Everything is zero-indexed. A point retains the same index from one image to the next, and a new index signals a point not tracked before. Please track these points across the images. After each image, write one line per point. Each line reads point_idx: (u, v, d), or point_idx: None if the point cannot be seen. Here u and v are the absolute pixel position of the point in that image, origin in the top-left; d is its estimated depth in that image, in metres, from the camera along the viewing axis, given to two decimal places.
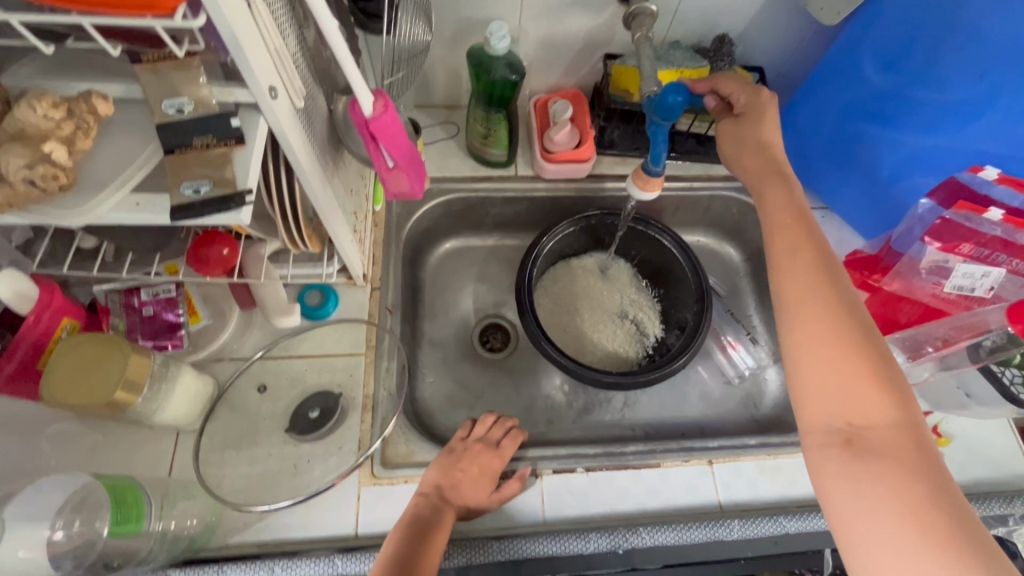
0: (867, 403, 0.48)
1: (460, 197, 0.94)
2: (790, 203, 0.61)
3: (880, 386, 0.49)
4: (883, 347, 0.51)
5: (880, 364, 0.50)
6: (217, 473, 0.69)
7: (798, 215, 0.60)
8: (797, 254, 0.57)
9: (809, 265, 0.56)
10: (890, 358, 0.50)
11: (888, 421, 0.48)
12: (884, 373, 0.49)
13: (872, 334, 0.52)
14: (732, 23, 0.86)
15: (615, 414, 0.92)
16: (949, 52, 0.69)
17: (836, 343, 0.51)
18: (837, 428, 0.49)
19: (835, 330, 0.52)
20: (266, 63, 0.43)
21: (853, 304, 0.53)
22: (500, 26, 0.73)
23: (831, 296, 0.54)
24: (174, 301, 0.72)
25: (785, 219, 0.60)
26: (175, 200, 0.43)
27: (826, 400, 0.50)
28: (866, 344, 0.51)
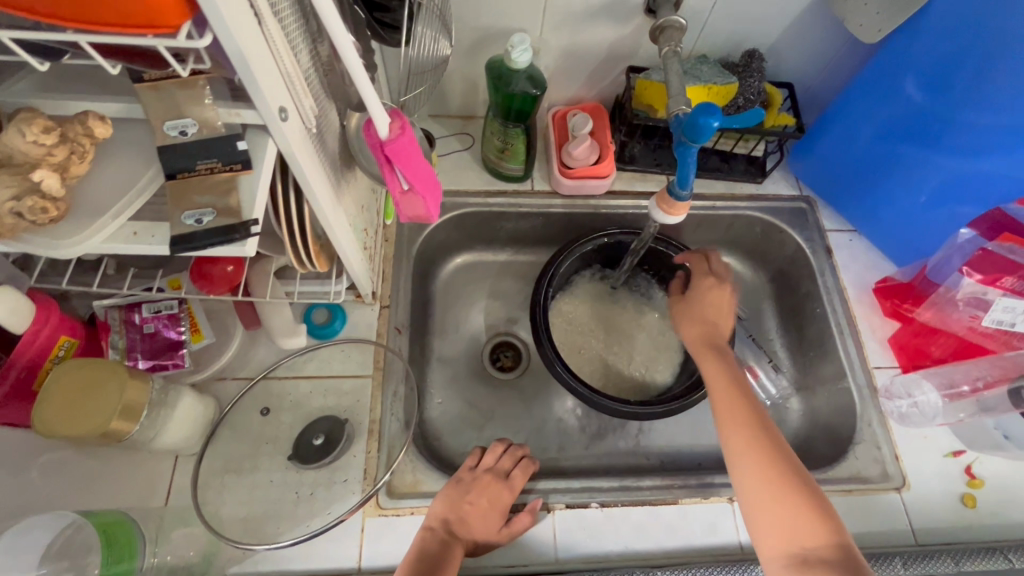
0: (809, 527, 0.55)
1: (474, 211, 0.91)
2: (723, 366, 0.69)
3: (813, 508, 0.56)
4: (794, 457, 0.60)
5: (800, 479, 0.58)
6: (217, 499, 0.67)
7: (732, 380, 0.67)
8: (736, 416, 0.64)
9: (738, 410, 0.64)
10: (806, 470, 0.59)
11: (827, 543, 0.54)
12: (805, 490, 0.57)
13: (786, 447, 0.61)
14: (764, 37, 0.82)
15: (629, 441, 0.89)
16: (998, 76, 0.64)
17: (765, 463, 0.59)
18: (791, 555, 0.55)
19: (761, 453, 0.60)
20: (275, 82, 0.40)
21: (777, 434, 0.62)
22: (522, 38, 0.70)
23: (758, 423, 0.62)
24: (176, 318, 0.69)
25: (720, 380, 0.67)
26: (175, 229, 0.41)
27: (776, 529, 0.56)
28: (786, 461, 0.59)
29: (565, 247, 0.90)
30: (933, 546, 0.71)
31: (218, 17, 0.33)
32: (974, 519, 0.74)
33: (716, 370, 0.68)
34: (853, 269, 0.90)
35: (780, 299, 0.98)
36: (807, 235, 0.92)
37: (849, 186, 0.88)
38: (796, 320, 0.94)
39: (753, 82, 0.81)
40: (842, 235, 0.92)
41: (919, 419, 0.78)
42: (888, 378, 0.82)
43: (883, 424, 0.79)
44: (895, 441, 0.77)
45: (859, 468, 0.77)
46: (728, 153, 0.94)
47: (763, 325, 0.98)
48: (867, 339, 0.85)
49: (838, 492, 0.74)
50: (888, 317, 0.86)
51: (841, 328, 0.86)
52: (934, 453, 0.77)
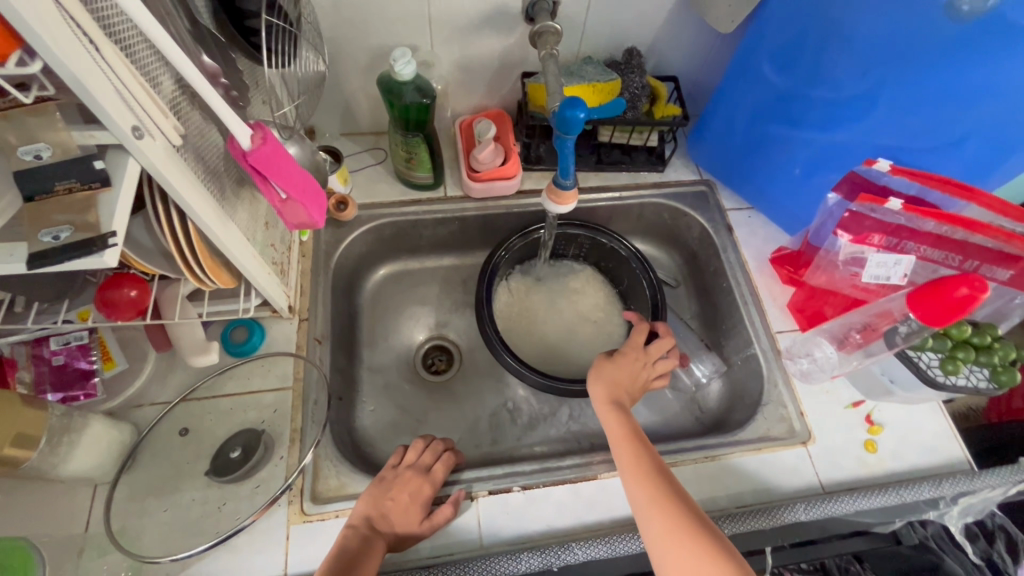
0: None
1: (391, 221, 0.94)
2: (624, 420, 0.72)
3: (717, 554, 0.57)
4: (693, 505, 0.62)
5: (702, 528, 0.60)
6: (137, 523, 0.66)
7: (633, 438, 0.69)
8: (647, 475, 0.65)
9: (643, 468, 0.66)
10: (706, 518, 0.61)
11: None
12: (708, 540, 0.59)
13: (686, 497, 0.63)
14: (641, 36, 0.88)
15: (560, 428, 0.92)
16: (835, 51, 0.71)
17: (669, 519, 0.60)
18: None
19: (663, 509, 0.61)
20: (124, 102, 0.43)
21: (679, 487, 0.64)
22: (403, 52, 0.74)
23: (660, 478, 0.64)
24: (86, 348, 0.71)
25: (622, 437, 0.69)
26: (33, 247, 0.42)
27: None
28: (684, 511, 0.61)
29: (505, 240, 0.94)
30: (838, 492, 0.76)
31: (44, 45, 0.36)
32: (875, 462, 0.78)
33: (618, 428, 0.71)
34: (752, 243, 0.95)
35: (694, 280, 1.03)
36: (709, 216, 0.98)
37: (738, 167, 0.94)
38: (710, 297, 0.99)
39: (635, 78, 0.88)
40: (741, 213, 0.98)
41: (820, 375, 0.83)
42: (790, 340, 0.87)
43: (787, 384, 0.84)
44: (799, 398, 0.82)
45: (768, 428, 0.81)
46: (628, 145, 1.00)
47: (681, 305, 1.02)
48: (769, 306, 0.90)
49: (748, 451, 0.78)
50: (786, 284, 0.91)
51: (745, 299, 0.91)
52: (836, 406, 0.82)
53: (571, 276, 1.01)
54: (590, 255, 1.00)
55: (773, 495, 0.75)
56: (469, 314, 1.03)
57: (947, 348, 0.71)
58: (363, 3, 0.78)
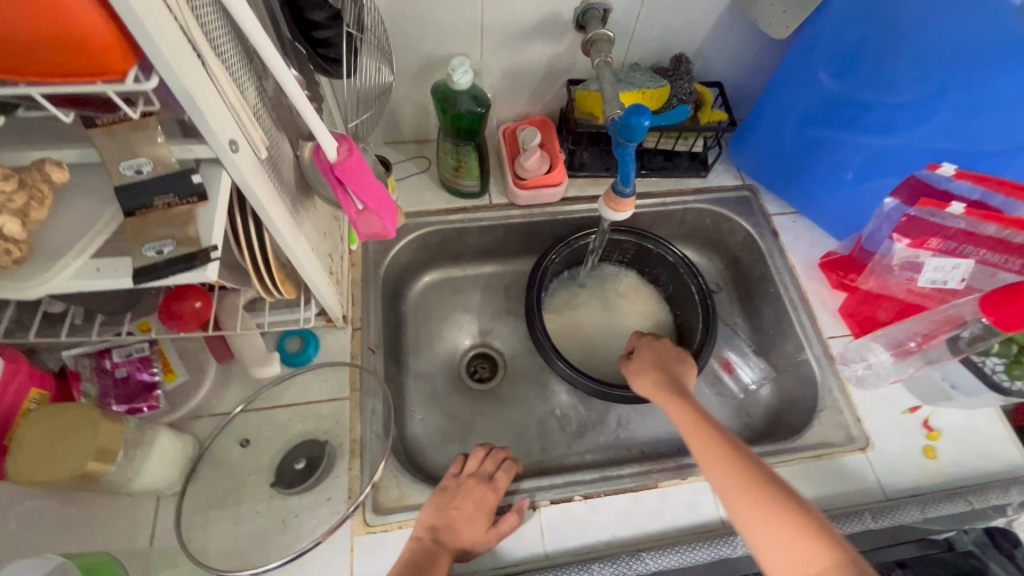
0: (808, 553, 0.53)
1: (436, 229, 0.94)
2: (686, 406, 0.69)
3: (806, 529, 0.54)
4: (778, 480, 0.59)
5: (790, 502, 0.57)
6: (202, 536, 0.66)
7: (699, 419, 0.67)
8: (721, 456, 0.62)
9: (716, 448, 0.63)
10: (794, 492, 0.58)
11: (827, 565, 0.52)
12: (798, 515, 0.55)
13: (769, 473, 0.60)
14: (689, 42, 0.88)
15: (610, 436, 0.91)
16: (895, 57, 0.71)
17: (752, 499, 0.58)
18: None
19: (745, 490, 0.59)
20: (224, 117, 0.43)
21: (761, 463, 0.61)
22: (461, 61, 0.74)
23: (738, 457, 0.61)
24: (148, 359, 0.71)
25: (688, 422, 0.67)
26: (137, 262, 0.43)
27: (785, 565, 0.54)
28: (768, 487, 0.58)
29: (552, 247, 0.93)
30: (901, 498, 0.75)
31: (162, 59, 0.36)
32: (936, 468, 0.78)
33: (682, 413, 0.69)
34: (799, 247, 0.95)
35: (737, 285, 1.02)
36: (754, 221, 0.97)
37: (785, 171, 0.94)
38: (755, 301, 0.98)
39: (683, 84, 0.87)
40: (786, 218, 0.98)
41: (876, 381, 0.83)
42: (843, 346, 0.87)
43: (843, 390, 0.83)
44: (856, 404, 0.82)
45: (826, 435, 0.80)
46: (671, 152, 1.00)
47: (725, 310, 1.02)
48: (819, 311, 0.90)
49: (807, 459, 0.77)
50: (836, 289, 0.91)
51: (794, 304, 0.91)
52: (893, 411, 0.81)
53: (614, 283, 1.01)
54: (633, 262, 1.00)
55: (834, 502, 0.75)
56: (512, 321, 1.02)
57: (1012, 354, 0.72)
58: (417, 12, 0.78)
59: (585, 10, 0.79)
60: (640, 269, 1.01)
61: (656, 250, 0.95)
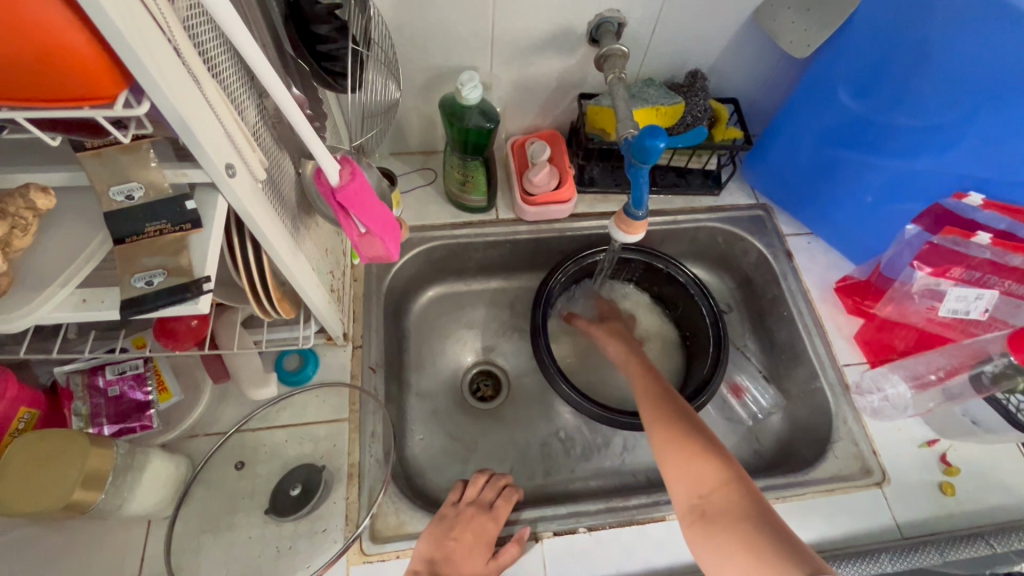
0: (701, 471, 0.63)
1: (441, 244, 0.92)
2: (637, 360, 0.83)
3: (706, 455, 0.64)
4: (696, 421, 0.69)
5: (700, 435, 0.67)
6: (194, 561, 0.64)
7: (642, 368, 0.81)
8: (649, 395, 0.75)
9: (649, 392, 0.75)
10: (705, 430, 0.68)
11: (717, 483, 0.62)
12: (700, 442, 0.66)
13: (688, 412, 0.71)
14: (704, 58, 0.86)
15: (615, 460, 0.89)
16: (919, 79, 0.68)
17: (668, 427, 0.68)
18: (693, 504, 0.62)
19: (664, 423, 0.69)
20: (220, 140, 0.40)
21: (680, 401, 0.73)
22: (470, 76, 0.72)
23: (666, 400, 0.73)
24: (142, 377, 0.68)
25: (636, 372, 0.80)
26: (125, 293, 0.40)
27: (681, 482, 0.64)
28: (685, 421, 0.69)
29: (558, 265, 0.91)
30: (917, 538, 0.72)
31: (154, 83, 0.34)
32: (954, 505, 0.75)
33: (632, 367, 0.82)
34: (814, 270, 0.92)
35: (748, 306, 1.00)
36: (768, 241, 0.95)
37: (801, 191, 0.91)
38: (767, 324, 0.95)
39: (698, 101, 0.85)
40: (800, 239, 0.95)
41: (892, 412, 0.80)
42: (858, 374, 0.84)
43: (858, 421, 0.80)
44: (871, 435, 0.79)
45: (839, 467, 0.78)
46: (684, 168, 0.97)
47: (735, 331, 0.99)
48: (834, 337, 0.87)
49: (820, 493, 0.75)
50: (852, 315, 0.88)
51: (808, 329, 0.88)
52: (909, 444, 0.79)
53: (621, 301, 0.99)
54: (642, 280, 0.97)
55: (848, 539, 0.72)
56: (517, 338, 1.00)
57: None
58: (425, 23, 0.75)
59: (598, 23, 0.77)
60: (649, 288, 0.98)
61: (666, 270, 0.92)
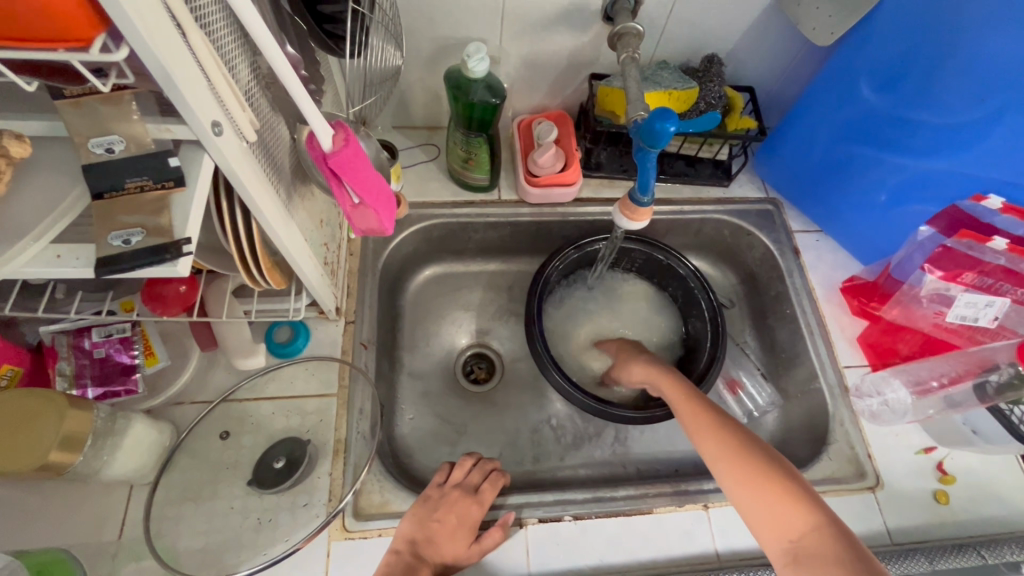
0: (789, 515, 0.56)
1: (441, 222, 0.90)
2: (677, 380, 0.75)
3: (789, 496, 0.57)
4: (768, 450, 0.62)
5: (777, 469, 0.59)
6: (173, 529, 0.64)
7: (689, 392, 0.73)
8: (704, 425, 0.68)
9: (704, 418, 0.68)
10: (782, 461, 0.60)
11: (808, 526, 0.54)
12: (779, 476, 0.59)
13: (757, 440, 0.64)
14: (722, 43, 0.83)
15: (605, 450, 0.88)
16: (948, 75, 0.65)
17: (735, 462, 0.61)
18: (785, 550, 0.54)
19: (732, 455, 0.63)
20: (206, 96, 0.38)
21: (745, 430, 0.66)
22: (478, 47, 0.69)
23: (727, 427, 0.66)
24: (128, 341, 0.67)
25: (681, 398, 0.72)
26: (102, 252, 0.39)
27: (767, 526, 0.57)
28: (757, 454, 0.61)
29: (558, 251, 0.89)
30: (908, 545, 0.71)
31: (133, 30, 0.32)
32: (947, 514, 0.74)
33: (674, 390, 0.74)
34: (820, 269, 0.90)
35: (751, 301, 0.98)
36: (774, 237, 0.92)
37: (813, 188, 0.89)
38: (769, 321, 0.94)
39: (713, 87, 0.82)
40: (809, 236, 0.93)
41: (890, 417, 0.78)
42: (858, 377, 0.82)
43: (855, 424, 0.79)
44: (867, 440, 0.77)
45: (834, 470, 0.76)
46: (694, 157, 0.94)
47: (735, 327, 0.98)
48: (836, 338, 0.85)
49: None
50: (857, 316, 0.86)
51: (811, 328, 0.86)
52: (905, 450, 0.77)
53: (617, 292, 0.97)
54: (641, 271, 0.95)
55: None
56: (513, 322, 0.99)
57: None
58: None
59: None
60: (649, 279, 0.96)
61: (668, 262, 0.90)
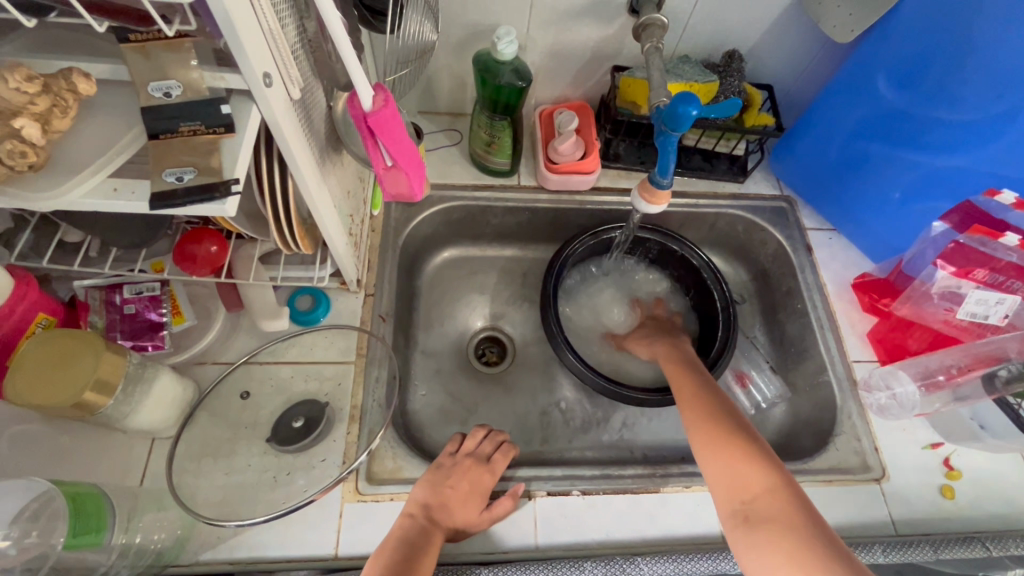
0: (748, 477, 0.60)
1: (461, 205, 0.92)
2: (676, 355, 0.81)
3: (752, 461, 0.61)
4: (741, 422, 0.67)
5: (745, 439, 0.64)
6: (192, 482, 0.65)
7: (682, 367, 0.78)
8: (687, 394, 0.73)
9: (688, 389, 0.74)
10: (751, 433, 0.65)
11: (763, 489, 0.58)
12: (747, 444, 0.63)
13: (733, 412, 0.68)
14: (743, 40, 0.85)
15: (613, 435, 0.89)
16: (963, 73, 0.67)
17: (708, 428, 0.66)
18: (737, 509, 0.59)
19: (707, 422, 0.67)
20: (260, 47, 0.41)
21: (727, 404, 0.70)
22: (507, 30, 0.72)
23: (707, 399, 0.71)
24: (157, 300, 0.70)
25: (672, 369, 0.78)
26: (156, 187, 0.41)
27: (724, 487, 0.61)
28: (729, 424, 0.66)
29: (575, 237, 0.90)
30: (913, 536, 0.72)
31: None
32: (952, 509, 0.74)
33: (670, 361, 0.81)
34: (832, 266, 0.91)
35: (762, 297, 0.99)
36: (788, 233, 0.94)
37: (829, 186, 0.90)
38: (779, 316, 0.95)
39: (733, 81, 0.84)
40: (822, 234, 0.94)
41: (899, 411, 0.79)
42: (867, 372, 0.83)
43: (862, 416, 0.79)
44: (875, 433, 0.78)
45: (840, 460, 0.77)
46: (710, 152, 0.96)
47: (746, 322, 0.99)
48: (847, 333, 0.86)
49: (818, 482, 0.74)
50: (867, 313, 0.87)
51: (821, 323, 0.87)
52: (912, 445, 0.78)
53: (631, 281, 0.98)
54: (655, 262, 0.97)
55: (841, 531, 0.72)
56: (526, 308, 1.00)
57: None
58: None
59: None
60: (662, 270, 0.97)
61: (682, 253, 0.92)
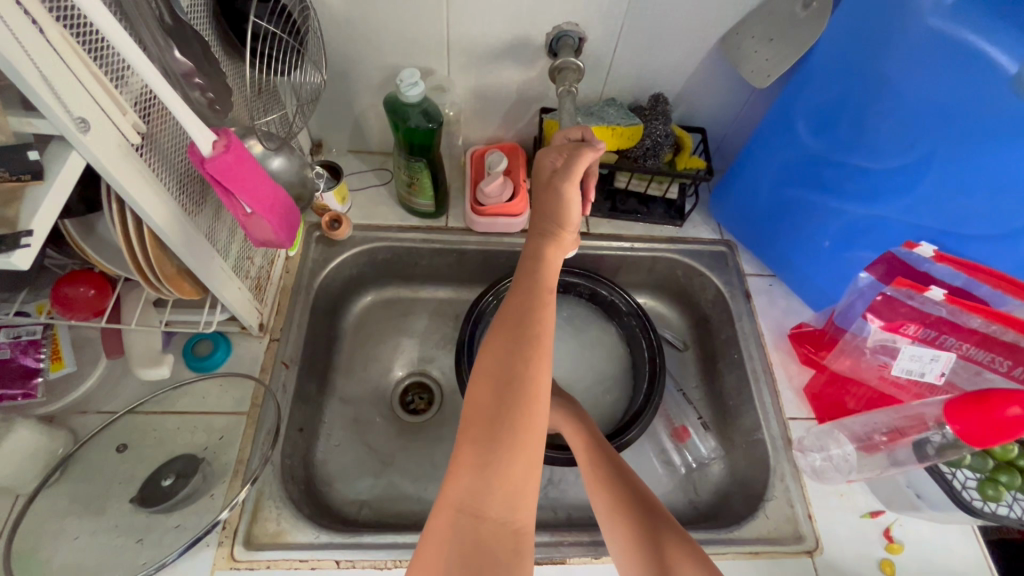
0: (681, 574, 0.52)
1: (385, 245, 0.89)
2: (576, 423, 0.70)
3: (681, 552, 0.53)
4: (654, 501, 0.59)
5: (666, 527, 0.56)
6: (49, 546, 0.60)
7: (587, 438, 0.68)
8: (597, 473, 0.64)
9: (595, 468, 0.64)
10: (667, 514, 0.57)
11: None
12: (667, 532, 0.55)
13: (645, 492, 0.60)
14: (669, 84, 0.83)
15: (538, 493, 0.83)
16: (880, 118, 0.63)
17: (625, 519, 0.58)
18: None
19: (620, 511, 0.59)
20: (68, 93, 0.39)
21: (637, 482, 0.62)
22: (411, 73, 0.71)
23: (617, 479, 0.62)
24: (36, 344, 0.66)
25: (578, 443, 0.68)
26: None
27: None
28: (645, 507, 0.58)
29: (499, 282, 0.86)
30: None
31: None
32: None
33: (572, 433, 0.70)
34: (771, 314, 0.87)
35: (703, 345, 0.94)
36: (727, 279, 0.90)
37: (761, 233, 0.87)
38: (718, 366, 0.90)
39: (659, 125, 0.81)
40: (762, 280, 0.90)
41: (834, 475, 0.73)
42: (803, 430, 0.77)
43: (796, 480, 0.74)
44: (809, 499, 0.72)
45: (770, 528, 0.71)
46: (645, 195, 0.93)
47: (686, 371, 0.94)
48: (783, 387, 0.81)
49: (743, 554, 0.68)
50: (804, 365, 0.82)
51: (756, 376, 0.82)
52: (849, 513, 0.72)
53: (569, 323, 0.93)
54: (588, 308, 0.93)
55: None
56: None
57: (988, 469, 0.63)
58: (379, 22, 0.75)
59: (559, 36, 0.74)
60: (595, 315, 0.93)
61: (613, 301, 0.88)
